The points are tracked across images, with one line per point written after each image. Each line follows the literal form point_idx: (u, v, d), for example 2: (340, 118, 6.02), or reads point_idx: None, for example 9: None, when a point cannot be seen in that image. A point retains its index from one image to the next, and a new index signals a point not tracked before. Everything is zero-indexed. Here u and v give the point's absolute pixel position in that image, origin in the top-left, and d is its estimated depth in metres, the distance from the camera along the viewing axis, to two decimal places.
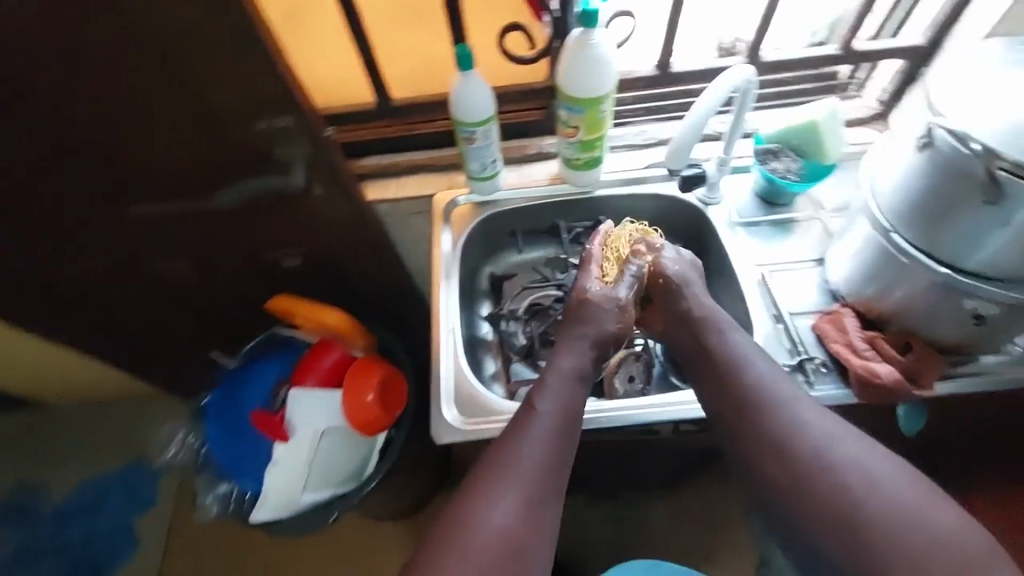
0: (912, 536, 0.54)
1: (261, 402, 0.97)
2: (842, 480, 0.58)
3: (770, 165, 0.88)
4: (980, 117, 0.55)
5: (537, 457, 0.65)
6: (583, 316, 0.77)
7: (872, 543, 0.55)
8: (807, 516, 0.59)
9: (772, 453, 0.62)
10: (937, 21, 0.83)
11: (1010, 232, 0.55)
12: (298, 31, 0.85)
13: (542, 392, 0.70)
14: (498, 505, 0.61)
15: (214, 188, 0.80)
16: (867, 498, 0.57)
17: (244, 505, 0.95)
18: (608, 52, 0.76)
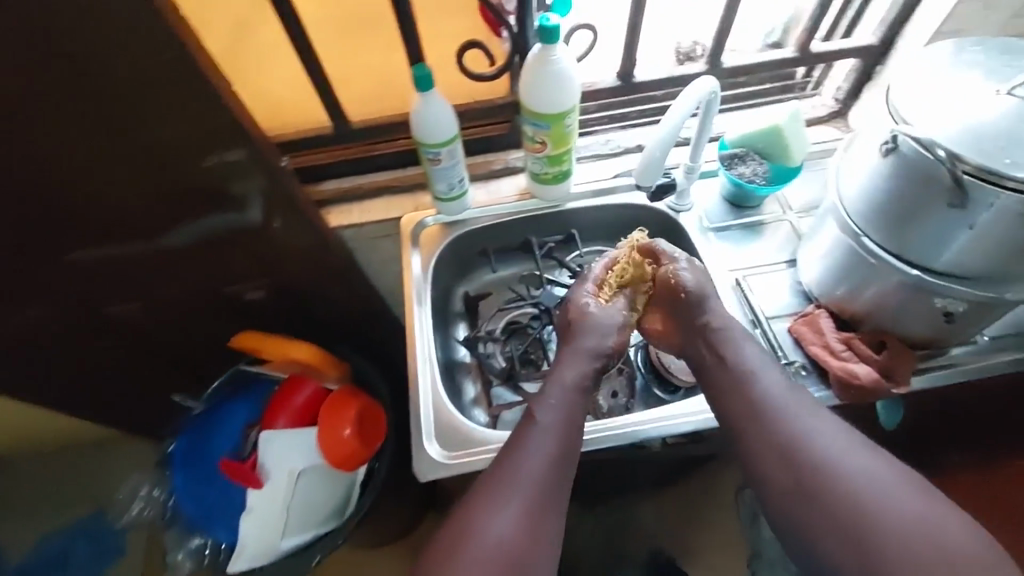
0: (892, 526, 0.57)
1: (229, 452, 0.92)
2: (829, 472, 0.61)
3: (737, 170, 0.88)
4: (942, 121, 0.55)
5: (537, 470, 0.66)
6: (576, 332, 0.75)
7: (852, 531, 0.58)
8: (796, 508, 0.62)
9: (765, 446, 0.65)
10: (887, 20, 0.85)
11: (975, 234, 0.56)
12: (245, 56, 0.80)
13: (542, 404, 0.70)
14: (500, 517, 0.63)
15: (164, 228, 0.75)
16: (852, 489, 0.59)
17: (221, 556, 0.91)
18: (570, 67, 0.74)
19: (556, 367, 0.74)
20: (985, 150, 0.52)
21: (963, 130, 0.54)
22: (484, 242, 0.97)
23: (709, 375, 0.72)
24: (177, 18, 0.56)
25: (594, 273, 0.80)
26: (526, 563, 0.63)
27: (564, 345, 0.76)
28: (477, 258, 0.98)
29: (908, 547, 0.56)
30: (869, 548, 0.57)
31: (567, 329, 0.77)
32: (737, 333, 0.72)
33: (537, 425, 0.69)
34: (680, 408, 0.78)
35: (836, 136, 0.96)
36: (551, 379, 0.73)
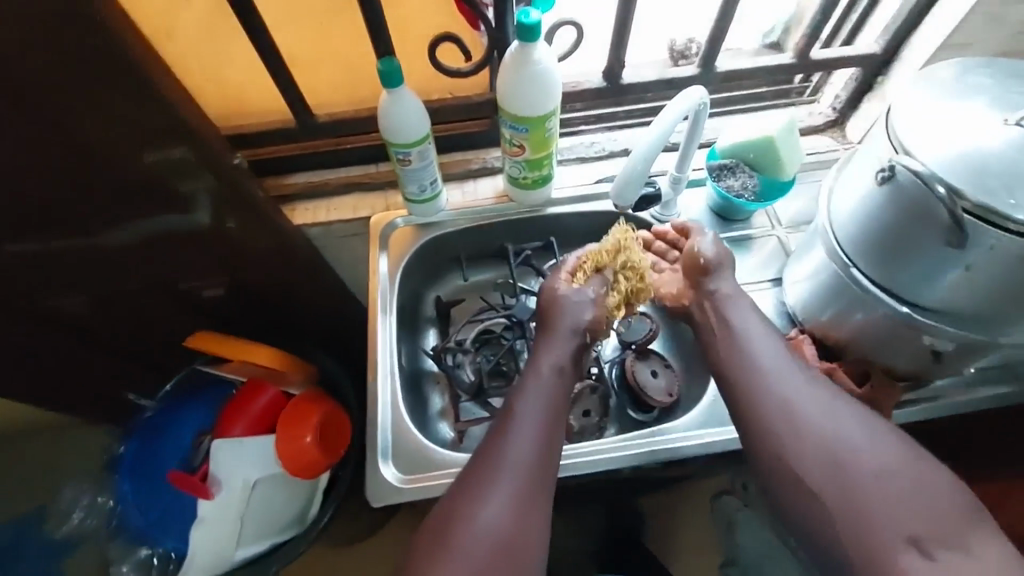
0: (879, 478, 0.52)
1: (179, 462, 0.88)
2: (809, 427, 0.56)
3: (725, 182, 0.83)
4: (943, 150, 0.50)
5: (528, 456, 0.62)
6: (554, 317, 0.72)
7: (841, 486, 0.53)
8: (779, 467, 0.56)
9: (744, 405, 0.60)
10: (891, 28, 0.79)
11: (969, 275, 0.52)
12: (198, 55, 0.74)
13: (528, 390, 0.67)
14: (487, 507, 0.59)
15: (108, 231, 0.70)
16: (836, 442, 0.55)
17: (171, 566, 0.88)
18: (551, 67, 0.69)
19: (538, 354, 0.70)
20: (988, 188, 0.47)
21: (964, 163, 0.49)
22: (457, 247, 0.91)
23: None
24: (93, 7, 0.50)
25: (565, 264, 0.77)
26: (519, 556, 0.58)
27: (545, 329, 0.72)
28: (450, 262, 0.93)
29: (898, 503, 0.51)
30: (860, 506, 0.51)
31: (545, 321, 0.73)
32: (728, 295, 0.70)
33: (522, 412, 0.65)
34: (653, 434, 0.74)
35: (832, 147, 0.91)
36: (536, 363, 0.69)
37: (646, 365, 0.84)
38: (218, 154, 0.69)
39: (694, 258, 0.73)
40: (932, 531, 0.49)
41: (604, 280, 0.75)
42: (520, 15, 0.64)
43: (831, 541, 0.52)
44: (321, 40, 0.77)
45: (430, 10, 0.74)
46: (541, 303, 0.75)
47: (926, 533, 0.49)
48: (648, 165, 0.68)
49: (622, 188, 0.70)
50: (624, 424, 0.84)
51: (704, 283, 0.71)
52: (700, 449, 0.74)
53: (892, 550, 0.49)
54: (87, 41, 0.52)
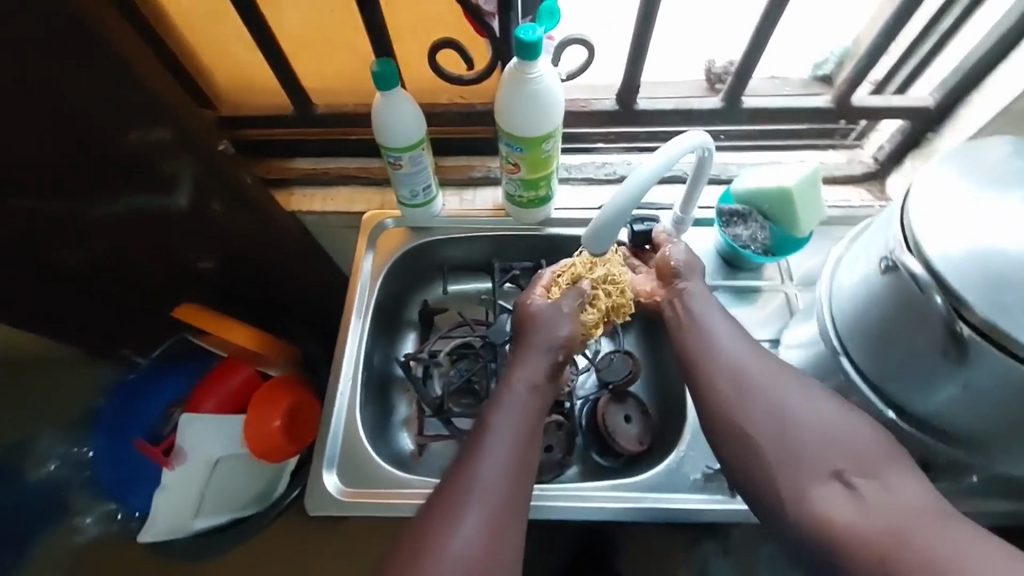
0: (804, 416, 0.51)
1: (147, 432, 0.91)
2: (740, 371, 0.55)
3: (734, 231, 0.78)
4: (957, 248, 0.44)
5: (502, 474, 0.56)
6: (528, 331, 0.67)
7: (774, 430, 0.51)
8: (712, 412, 0.55)
9: (685, 359, 0.60)
10: (949, 81, 0.70)
11: (967, 394, 0.47)
12: (199, 36, 0.73)
13: (503, 407, 0.61)
14: (458, 529, 0.52)
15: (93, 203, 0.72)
16: (766, 387, 0.54)
17: (134, 523, 0.92)
18: (549, 86, 0.64)
19: (513, 375, 0.63)
20: (1000, 305, 0.41)
21: (980, 269, 0.42)
22: (444, 255, 0.89)
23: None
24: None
25: (541, 279, 0.73)
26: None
27: (519, 346, 0.67)
28: (436, 269, 0.91)
29: (822, 440, 0.50)
30: (788, 448, 0.50)
31: (527, 338, 0.66)
32: (698, 293, 0.65)
33: (496, 428, 0.59)
34: (607, 489, 0.71)
35: (867, 202, 0.83)
36: (510, 382, 0.63)
37: (620, 409, 0.80)
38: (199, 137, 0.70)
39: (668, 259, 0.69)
40: (856, 468, 0.48)
41: (581, 292, 0.70)
42: (521, 32, 0.59)
43: (764, 485, 0.51)
44: (321, 33, 0.74)
45: (435, 11, 0.70)
46: (518, 320, 0.69)
47: (849, 466, 0.48)
48: (629, 212, 0.58)
49: (596, 237, 0.60)
50: (585, 465, 0.81)
51: (673, 279, 0.68)
52: (655, 514, 0.69)
53: (815, 484, 0.48)
54: (69, 24, 0.53)
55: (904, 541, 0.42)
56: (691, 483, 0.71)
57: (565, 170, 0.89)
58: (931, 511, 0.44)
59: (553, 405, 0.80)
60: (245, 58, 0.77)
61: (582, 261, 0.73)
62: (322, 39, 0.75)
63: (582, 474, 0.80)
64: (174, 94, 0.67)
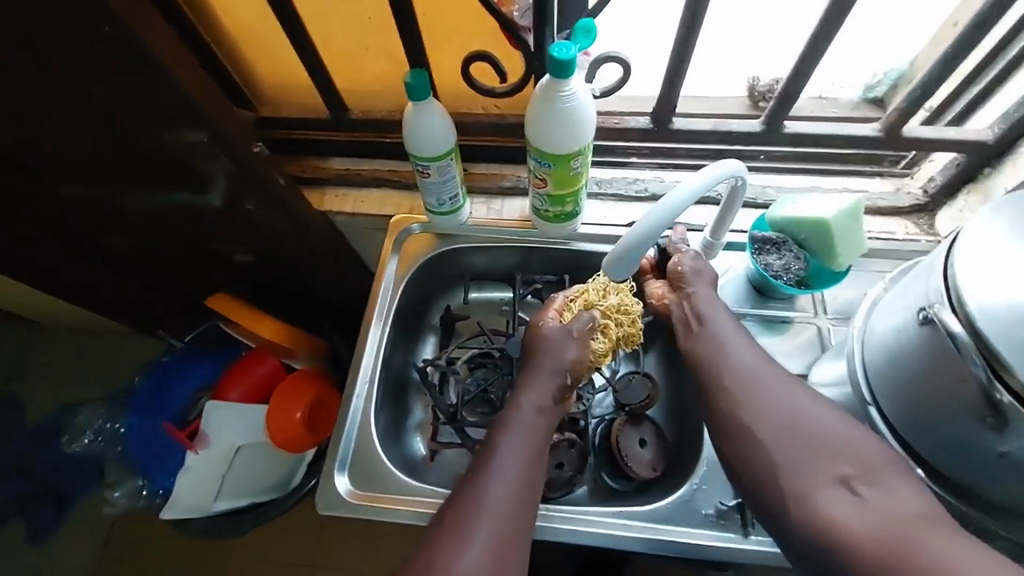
0: (811, 422, 0.51)
1: (174, 415, 0.95)
2: (747, 374, 0.55)
3: (766, 259, 0.75)
4: (1001, 307, 0.41)
5: (513, 484, 0.56)
6: (537, 351, 0.67)
7: (779, 435, 0.51)
8: (717, 415, 0.55)
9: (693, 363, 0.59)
10: (1013, 116, 0.66)
11: (1004, 460, 0.44)
12: (240, 40, 0.76)
13: (512, 428, 0.61)
14: (468, 549, 0.52)
15: None
16: (773, 392, 0.53)
17: (158, 499, 0.96)
18: (581, 104, 0.63)
19: (519, 401, 0.63)
20: None
21: None
22: (468, 264, 0.90)
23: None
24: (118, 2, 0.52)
25: (553, 302, 0.73)
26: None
27: (529, 360, 0.67)
28: (459, 277, 0.91)
29: (827, 445, 0.49)
30: (793, 453, 0.50)
31: (540, 363, 0.66)
32: (706, 299, 0.64)
33: (504, 447, 0.59)
34: (614, 515, 0.69)
35: (911, 236, 0.80)
36: (514, 407, 0.63)
37: (635, 432, 0.79)
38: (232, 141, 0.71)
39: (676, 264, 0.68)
40: (861, 474, 0.48)
41: (585, 322, 0.69)
42: (555, 49, 0.59)
43: (767, 486, 0.50)
44: (360, 39, 0.75)
45: (470, 25, 0.70)
46: (532, 339, 0.69)
47: (854, 472, 0.48)
48: (650, 244, 0.57)
49: (614, 266, 0.59)
50: (595, 486, 0.79)
51: (683, 285, 0.66)
52: (662, 546, 0.68)
53: (821, 490, 0.48)
54: (119, 36, 0.55)
55: (909, 545, 0.43)
56: (704, 518, 0.69)
57: (596, 185, 0.88)
58: (932, 518, 0.44)
59: (565, 424, 0.79)
60: (284, 62, 0.79)
61: (593, 287, 0.74)
62: (361, 46, 0.76)
63: (591, 495, 0.79)
64: (213, 97, 0.69)
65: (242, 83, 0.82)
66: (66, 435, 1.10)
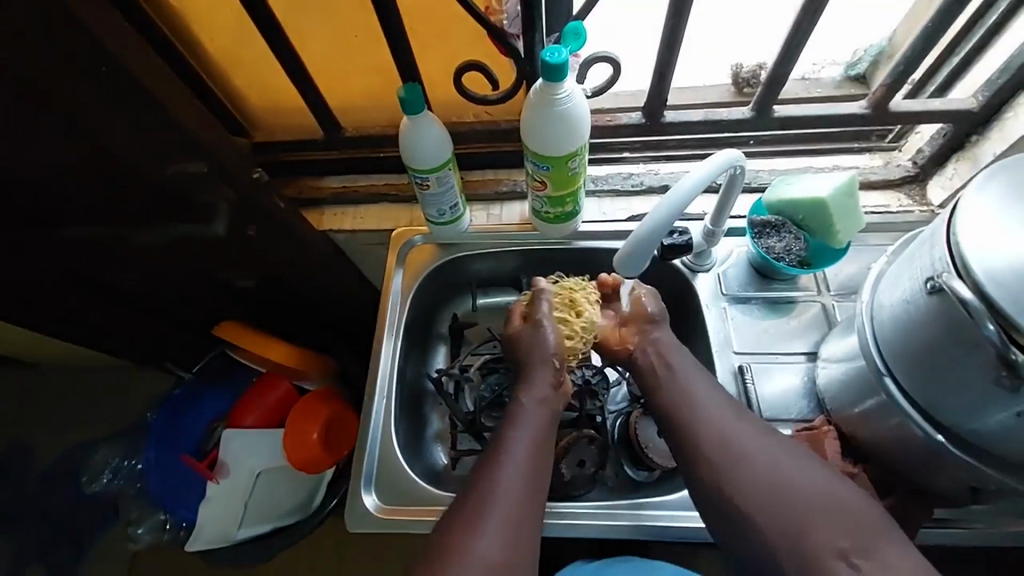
0: (806, 494, 0.53)
1: (192, 447, 0.94)
2: (740, 451, 0.57)
3: (766, 241, 0.76)
4: (1008, 271, 0.42)
5: (523, 477, 0.58)
6: (524, 353, 0.67)
7: (779, 512, 0.53)
8: (713, 490, 0.56)
9: (680, 420, 0.60)
10: (996, 83, 0.67)
11: (1022, 420, 0.45)
12: (229, 67, 0.76)
13: (520, 422, 0.62)
14: (484, 534, 0.54)
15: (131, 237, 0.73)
16: (766, 466, 0.55)
17: (182, 532, 0.96)
18: (575, 106, 0.64)
19: (522, 398, 0.64)
20: None
21: None
22: (472, 272, 0.90)
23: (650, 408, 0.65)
24: (114, 41, 0.52)
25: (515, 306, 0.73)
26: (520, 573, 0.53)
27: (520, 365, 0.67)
28: (465, 285, 0.92)
29: (822, 518, 0.52)
30: (794, 527, 0.52)
31: (541, 358, 0.66)
32: (669, 343, 0.67)
33: (517, 438, 0.60)
34: (643, 507, 0.70)
35: (906, 207, 0.81)
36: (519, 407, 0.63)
37: (653, 422, 0.79)
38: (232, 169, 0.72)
39: (641, 305, 0.69)
40: (858, 546, 0.50)
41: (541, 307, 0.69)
42: (547, 54, 0.59)
43: (769, 560, 0.53)
44: (348, 57, 0.76)
45: (458, 35, 0.71)
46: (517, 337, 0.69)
47: (851, 545, 0.50)
48: (660, 237, 0.59)
49: (627, 263, 0.61)
50: (618, 481, 0.80)
51: (645, 327, 0.68)
52: (693, 533, 0.68)
53: (825, 567, 0.50)
54: (116, 76, 0.55)
55: None
56: None
57: (592, 182, 0.89)
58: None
59: (584, 421, 0.80)
60: (275, 86, 0.79)
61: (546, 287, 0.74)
62: (350, 65, 0.77)
63: (615, 489, 0.79)
64: (210, 128, 0.69)
65: (233, 110, 0.82)
66: (83, 476, 1.10)
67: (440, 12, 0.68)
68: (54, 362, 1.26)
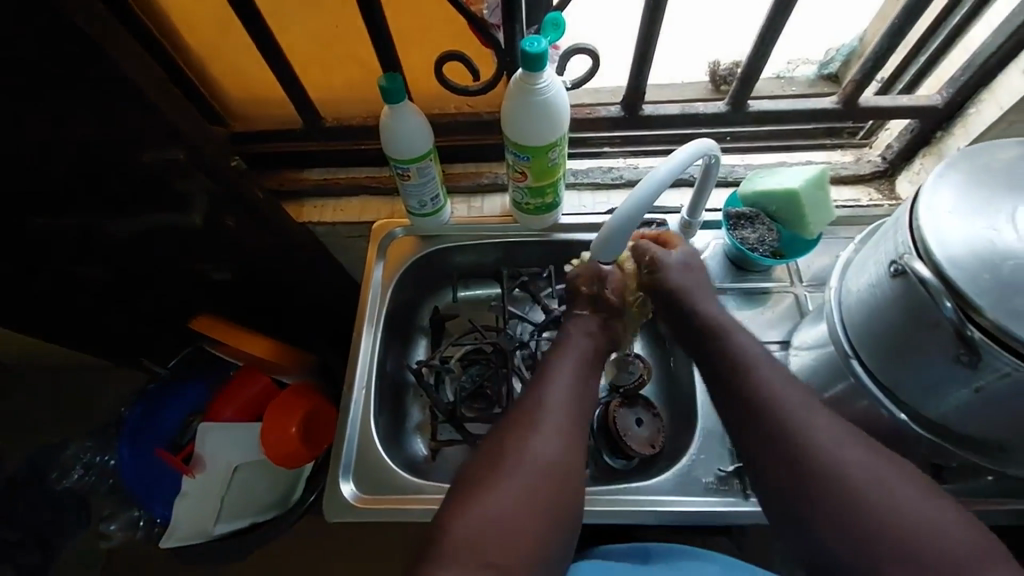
0: (877, 499, 0.47)
1: (165, 441, 0.94)
2: (825, 445, 0.50)
3: (740, 233, 0.78)
4: (966, 253, 0.44)
5: (568, 408, 0.60)
6: (576, 294, 0.70)
7: (854, 525, 0.47)
8: (774, 491, 0.52)
9: (759, 406, 0.54)
10: (960, 80, 0.70)
11: (979, 397, 0.47)
12: (206, 54, 0.75)
13: (557, 381, 0.62)
14: (540, 437, 0.57)
15: (104, 227, 0.72)
16: (829, 472, 0.49)
17: (156, 527, 0.95)
18: (554, 95, 0.64)
19: (567, 328, 0.68)
20: (1010, 309, 0.41)
21: (992, 275, 0.42)
22: (453, 264, 0.91)
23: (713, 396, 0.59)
24: (91, 20, 0.51)
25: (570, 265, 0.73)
26: (563, 502, 0.55)
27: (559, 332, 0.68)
28: (447, 278, 0.92)
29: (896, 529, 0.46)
30: (873, 544, 0.46)
31: (581, 299, 0.69)
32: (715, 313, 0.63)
33: (556, 395, 0.60)
34: (618, 492, 0.71)
35: (875, 201, 0.84)
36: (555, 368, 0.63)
37: (631, 412, 0.79)
38: (211, 158, 0.70)
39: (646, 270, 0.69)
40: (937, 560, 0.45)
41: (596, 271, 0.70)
42: (526, 43, 0.60)
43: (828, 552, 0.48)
44: (329, 46, 0.75)
45: (439, 26, 0.71)
46: (570, 291, 0.71)
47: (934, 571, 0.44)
48: (635, 225, 0.59)
49: (603, 249, 0.61)
50: (598, 468, 0.80)
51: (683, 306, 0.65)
52: (668, 517, 0.69)
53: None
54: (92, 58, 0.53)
55: None
56: (705, 487, 0.70)
57: (572, 176, 0.90)
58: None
59: None
60: (254, 74, 0.78)
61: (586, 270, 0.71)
62: (330, 54, 0.76)
63: (595, 478, 0.80)
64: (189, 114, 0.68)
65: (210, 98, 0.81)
66: (53, 474, 1.08)
67: (422, 2, 0.68)
68: (21, 360, 1.23)
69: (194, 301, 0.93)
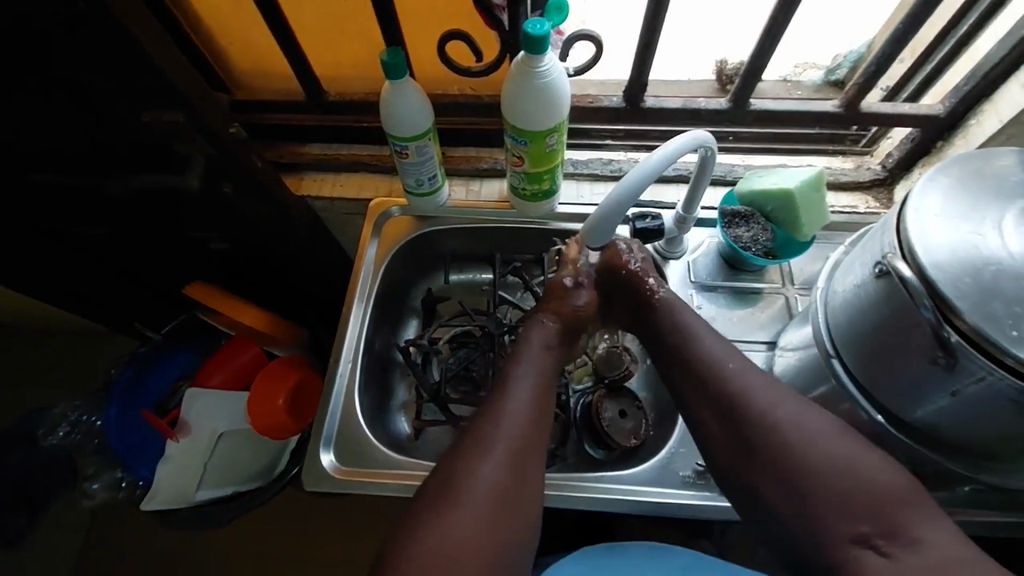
0: (825, 475, 0.50)
1: (153, 404, 0.95)
2: (770, 413, 0.54)
3: (734, 231, 0.78)
4: (947, 255, 0.44)
5: (522, 403, 0.60)
6: (557, 295, 0.69)
7: (787, 491, 0.51)
8: (742, 487, 0.54)
9: (728, 411, 0.56)
10: (962, 90, 0.70)
11: (955, 401, 0.47)
12: (212, 22, 0.75)
13: (512, 383, 0.62)
14: (491, 437, 0.57)
15: (101, 189, 0.72)
16: (786, 462, 0.52)
17: (138, 491, 0.95)
18: (555, 80, 0.64)
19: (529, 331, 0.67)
20: (987, 312, 0.42)
21: (974, 279, 0.43)
22: (448, 246, 0.91)
23: (675, 368, 0.61)
24: None
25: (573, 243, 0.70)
26: (525, 487, 0.56)
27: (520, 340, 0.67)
28: (441, 260, 0.93)
29: (848, 506, 0.49)
30: (813, 514, 0.50)
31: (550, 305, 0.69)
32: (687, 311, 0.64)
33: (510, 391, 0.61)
34: (599, 480, 0.71)
35: (872, 209, 0.84)
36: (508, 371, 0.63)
37: (615, 403, 0.80)
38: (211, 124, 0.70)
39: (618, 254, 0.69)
40: (874, 519, 0.48)
41: (592, 275, 0.70)
42: (529, 25, 0.60)
43: (793, 531, 0.51)
44: (335, 20, 0.75)
45: (445, 6, 0.71)
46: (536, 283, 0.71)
47: (874, 530, 0.48)
48: (623, 211, 0.60)
49: (592, 232, 0.62)
50: (579, 458, 0.80)
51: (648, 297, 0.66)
52: (646, 508, 0.69)
53: (842, 555, 0.49)
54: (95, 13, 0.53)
55: None
56: (682, 480, 0.71)
57: (572, 165, 0.90)
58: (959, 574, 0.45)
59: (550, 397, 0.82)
60: (259, 44, 0.78)
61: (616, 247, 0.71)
62: (336, 29, 0.76)
63: (574, 465, 0.80)
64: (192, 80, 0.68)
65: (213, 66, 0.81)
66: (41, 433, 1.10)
67: None
68: (17, 322, 1.24)
69: (190, 269, 0.93)
